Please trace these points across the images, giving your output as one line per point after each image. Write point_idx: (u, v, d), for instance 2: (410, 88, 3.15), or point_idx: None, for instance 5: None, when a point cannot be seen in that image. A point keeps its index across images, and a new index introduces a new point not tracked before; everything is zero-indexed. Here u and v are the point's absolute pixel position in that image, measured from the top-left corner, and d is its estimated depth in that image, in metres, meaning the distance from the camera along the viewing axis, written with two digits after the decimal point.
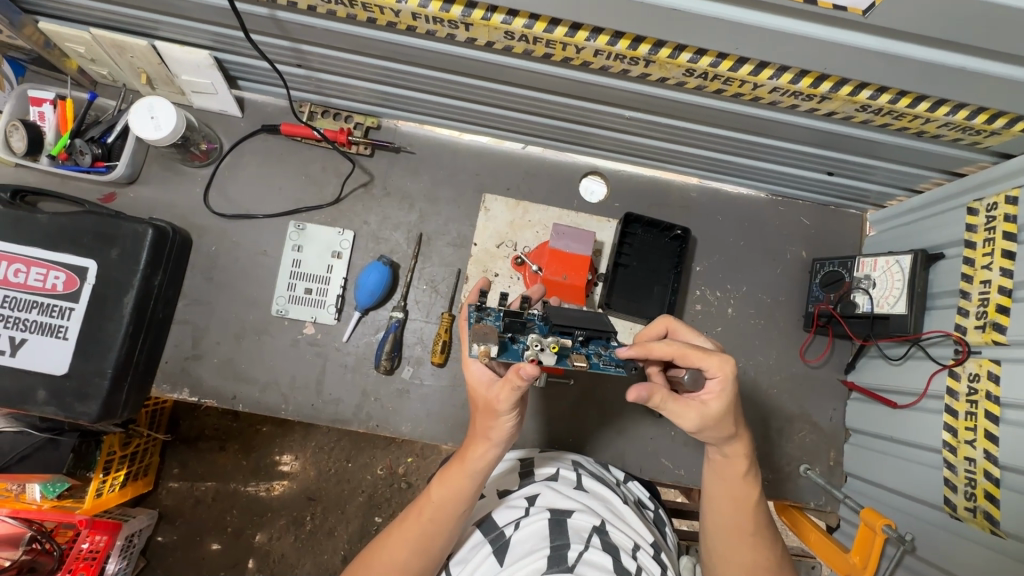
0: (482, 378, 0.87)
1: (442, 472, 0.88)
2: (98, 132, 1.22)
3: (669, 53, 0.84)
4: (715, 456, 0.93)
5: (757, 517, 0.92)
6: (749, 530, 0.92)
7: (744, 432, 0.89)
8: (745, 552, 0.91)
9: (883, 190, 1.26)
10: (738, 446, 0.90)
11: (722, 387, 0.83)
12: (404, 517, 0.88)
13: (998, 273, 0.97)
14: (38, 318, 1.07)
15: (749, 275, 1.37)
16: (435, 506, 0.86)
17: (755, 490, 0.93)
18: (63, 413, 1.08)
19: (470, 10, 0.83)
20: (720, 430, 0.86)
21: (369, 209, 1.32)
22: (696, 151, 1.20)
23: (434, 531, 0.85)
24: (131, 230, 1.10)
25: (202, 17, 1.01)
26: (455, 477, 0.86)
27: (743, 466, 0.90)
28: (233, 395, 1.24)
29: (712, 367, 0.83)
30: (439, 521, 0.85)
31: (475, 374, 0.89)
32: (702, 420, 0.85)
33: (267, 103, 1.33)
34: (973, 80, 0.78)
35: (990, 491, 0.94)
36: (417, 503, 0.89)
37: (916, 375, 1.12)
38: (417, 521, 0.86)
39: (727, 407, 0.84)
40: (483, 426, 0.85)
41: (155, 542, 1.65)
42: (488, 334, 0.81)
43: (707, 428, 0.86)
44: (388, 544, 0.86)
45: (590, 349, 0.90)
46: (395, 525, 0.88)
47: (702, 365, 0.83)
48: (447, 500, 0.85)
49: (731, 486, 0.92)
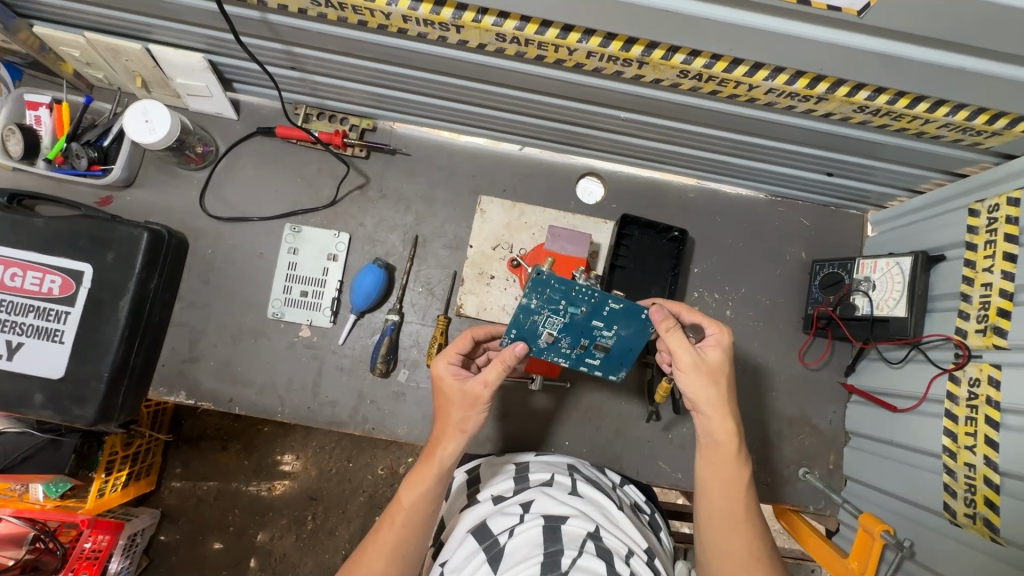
0: (453, 375, 0.94)
1: (411, 476, 0.91)
2: (93, 135, 1.21)
3: (662, 55, 0.83)
4: (703, 439, 0.94)
5: (749, 504, 0.91)
6: (741, 517, 0.90)
7: (732, 406, 0.92)
8: (736, 543, 0.88)
9: (885, 190, 1.24)
10: (724, 422, 0.91)
11: (717, 342, 0.94)
12: (378, 527, 0.89)
13: (1000, 276, 0.95)
14: (35, 322, 1.08)
15: (748, 276, 1.36)
16: (407, 510, 0.88)
17: (746, 476, 0.92)
18: (61, 416, 1.09)
19: (461, 11, 0.82)
20: (715, 386, 0.92)
21: (365, 211, 1.31)
22: (695, 151, 1.19)
23: (407, 537, 0.87)
24: (126, 233, 1.11)
25: (194, 21, 1.00)
26: (423, 478, 0.89)
27: (732, 445, 0.91)
28: (230, 398, 1.24)
29: (711, 324, 0.96)
30: (412, 524, 0.87)
31: (443, 373, 0.95)
32: (698, 363, 0.91)
33: (263, 105, 1.32)
34: (972, 80, 0.77)
35: (990, 497, 0.92)
36: (390, 511, 0.90)
37: (916, 378, 1.11)
38: (392, 528, 0.87)
39: (721, 362, 0.93)
40: (457, 422, 0.90)
41: (157, 541, 1.66)
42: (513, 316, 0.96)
43: (700, 380, 0.91)
44: (366, 556, 0.86)
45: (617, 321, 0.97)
46: (372, 537, 0.88)
47: (704, 322, 0.96)
48: (419, 503, 0.88)
49: (722, 471, 0.91)
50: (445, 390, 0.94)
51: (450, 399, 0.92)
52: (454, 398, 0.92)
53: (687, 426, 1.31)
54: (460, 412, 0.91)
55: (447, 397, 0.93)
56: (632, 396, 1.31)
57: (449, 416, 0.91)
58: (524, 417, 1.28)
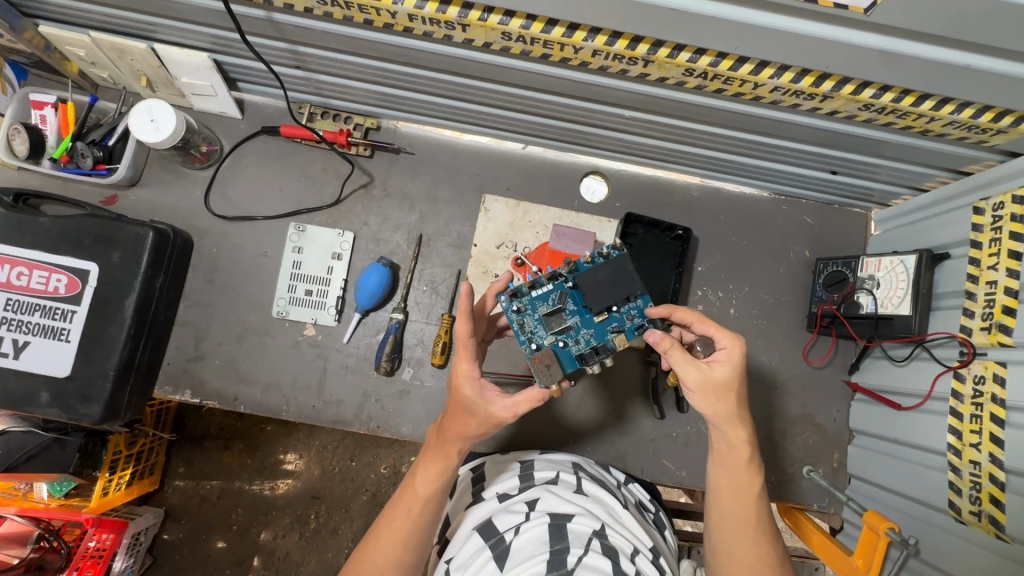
0: (473, 376, 0.89)
1: (426, 464, 0.91)
2: (99, 134, 1.23)
3: (668, 53, 0.83)
4: (718, 444, 0.94)
5: (760, 510, 0.92)
6: (752, 522, 0.90)
7: (746, 417, 0.92)
8: (746, 547, 0.89)
9: (888, 189, 1.24)
10: (739, 431, 0.91)
11: (728, 358, 0.91)
12: (391, 514, 0.89)
13: (1005, 274, 0.95)
14: (41, 321, 1.08)
15: (751, 275, 1.36)
16: (425, 501, 0.89)
17: (757, 482, 0.92)
18: (67, 415, 1.09)
19: (467, 11, 0.82)
20: (721, 403, 0.90)
21: (369, 210, 1.32)
22: (699, 150, 1.19)
23: (424, 525, 0.89)
24: (132, 232, 1.11)
25: (199, 20, 1.00)
26: (442, 471, 0.90)
27: (746, 454, 0.91)
28: (235, 397, 1.24)
29: (724, 339, 0.92)
30: (429, 515, 0.89)
31: (462, 371, 0.90)
32: (703, 382, 0.89)
33: (267, 104, 1.33)
34: (978, 78, 0.77)
35: (995, 495, 0.93)
36: (404, 497, 0.90)
37: (920, 377, 1.11)
38: (408, 517, 0.88)
39: (730, 379, 0.90)
40: (475, 428, 0.88)
41: (161, 540, 1.66)
42: (549, 366, 0.90)
43: (705, 396, 0.90)
44: (381, 541, 0.87)
45: (622, 313, 0.97)
46: (385, 524, 0.89)
47: (715, 335, 0.93)
48: (436, 495, 0.90)
49: (734, 477, 0.92)
50: (466, 391, 0.88)
51: (473, 413, 0.88)
52: (477, 415, 0.88)
53: (691, 424, 1.31)
54: (477, 419, 0.88)
55: (469, 409, 0.88)
56: (636, 394, 1.31)
57: (468, 428, 0.89)
58: (527, 416, 1.29)
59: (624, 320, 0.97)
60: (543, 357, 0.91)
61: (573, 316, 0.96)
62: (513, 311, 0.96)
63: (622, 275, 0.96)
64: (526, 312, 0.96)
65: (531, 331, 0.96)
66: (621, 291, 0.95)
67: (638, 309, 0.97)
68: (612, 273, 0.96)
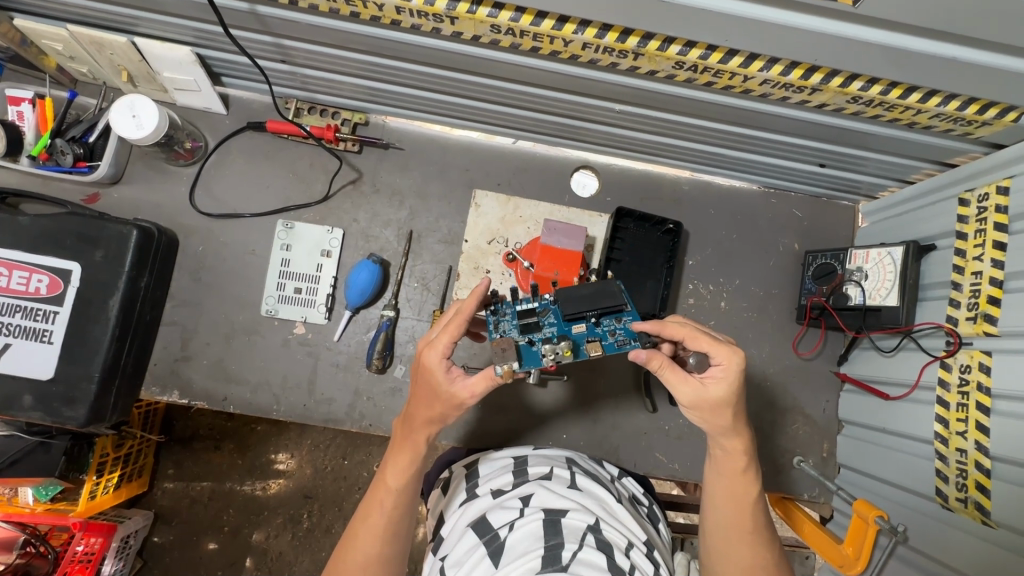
0: (444, 358, 0.87)
1: (396, 457, 0.91)
2: (79, 131, 1.19)
3: (658, 46, 0.83)
4: (714, 452, 0.93)
5: (757, 515, 0.92)
6: (748, 527, 0.91)
7: (744, 427, 0.91)
8: (743, 550, 0.90)
9: (876, 181, 1.25)
10: (737, 442, 0.91)
11: (723, 376, 0.87)
12: (367, 511, 0.90)
13: (990, 265, 0.97)
14: (22, 322, 1.06)
15: (742, 268, 1.37)
16: (397, 493, 0.90)
17: (753, 488, 0.93)
18: (51, 418, 1.07)
19: (455, 3, 0.81)
20: (716, 417, 0.88)
21: (358, 206, 1.30)
22: (688, 144, 1.19)
23: (397, 517, 0.90)
24: (115, 231, 1.09)
25: (181, 13, 0.98)
26: (412, 463, 0.91)
27: (743, 462, 0.91)
28: (224, 396, 1.23)
29: (719, 355, 0.88)
30: (402, 506, 0.90)
31: (433, 352, 0.89)
32: (697, 400, 0.88)
33: (253, 100, 1.31)
34: (962, 69, 0.77)
35: (981, 482, 0.94)
36: (377, 492, 0.91)
37: (906, 367, 1.13)
38: (383, 511, 0.89)
39: (725, 396, 0.87)
40: (442, 413, 0.89)
41: (151, 542, 1.64)
42: (505, 350, 0.91)
43: (701, 410, 0.89)
44: (358, 538, 0.88)
45: (604, 327, 0.96)
46: (362, 519, 0.90)
47: (710, 351, 0.88)
48: (406, 487, 0.91)
49: (730, 482, 0.92)
50: (435, 381, 0.88)
51: (438, 399, 0.88)
52: (441, 400, 0.88)
53: (683, 417, 1.32)
54: (443, 408, 0.89)
55: (434, 394, 0.88)
56: (627, 388, 1.32)
57: (433, 414, 0.89)
58: (519, 410, 1.29)
59: (604, 334, 0.96)
60: (501, 341, 0.92)
61: (550, 325, 0.96)
62: (490, 312, 0.97)
63: (606, 292, 0.95)
64: (503, 316, 0.97)
65: (505, 331, 0.97)
66: (601, 304, 0.94)
67: (623, 326, 0.96)
68: (595, 287, 0.95)
